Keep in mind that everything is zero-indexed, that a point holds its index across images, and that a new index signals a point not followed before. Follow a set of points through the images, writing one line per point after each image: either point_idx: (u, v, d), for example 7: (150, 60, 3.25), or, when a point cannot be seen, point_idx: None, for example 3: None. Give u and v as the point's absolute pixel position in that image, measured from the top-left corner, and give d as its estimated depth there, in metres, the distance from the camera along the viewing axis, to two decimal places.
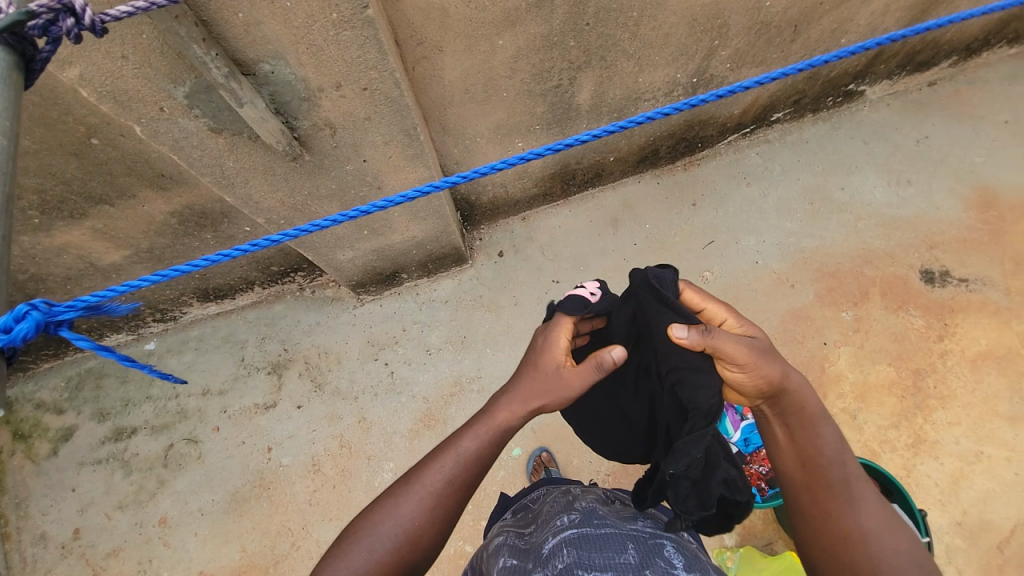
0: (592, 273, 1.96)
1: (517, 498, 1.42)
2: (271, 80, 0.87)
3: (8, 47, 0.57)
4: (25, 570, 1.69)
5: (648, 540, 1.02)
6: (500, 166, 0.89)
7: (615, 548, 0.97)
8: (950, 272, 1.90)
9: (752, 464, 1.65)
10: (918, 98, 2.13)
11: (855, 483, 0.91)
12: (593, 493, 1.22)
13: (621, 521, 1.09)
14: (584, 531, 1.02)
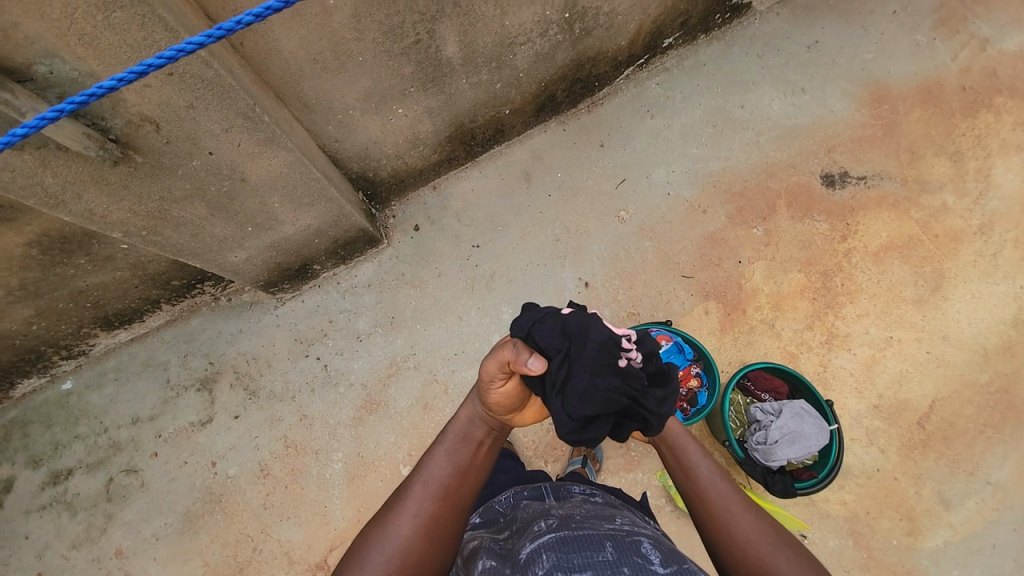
0: (510, 232, 1.94)
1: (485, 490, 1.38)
2: (55, 82, 0.81)
3: None
4: None
5: (625, 538, 0.96)
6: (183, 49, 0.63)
7: (594, 547, 0.91)
8: (849, 172, 1.96)
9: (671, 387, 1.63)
10: (807, 1, 2.13)
11: (738, 515, 1.04)
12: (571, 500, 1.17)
13: (598, 522, 1.02)
14: (562, 534, 0.95)
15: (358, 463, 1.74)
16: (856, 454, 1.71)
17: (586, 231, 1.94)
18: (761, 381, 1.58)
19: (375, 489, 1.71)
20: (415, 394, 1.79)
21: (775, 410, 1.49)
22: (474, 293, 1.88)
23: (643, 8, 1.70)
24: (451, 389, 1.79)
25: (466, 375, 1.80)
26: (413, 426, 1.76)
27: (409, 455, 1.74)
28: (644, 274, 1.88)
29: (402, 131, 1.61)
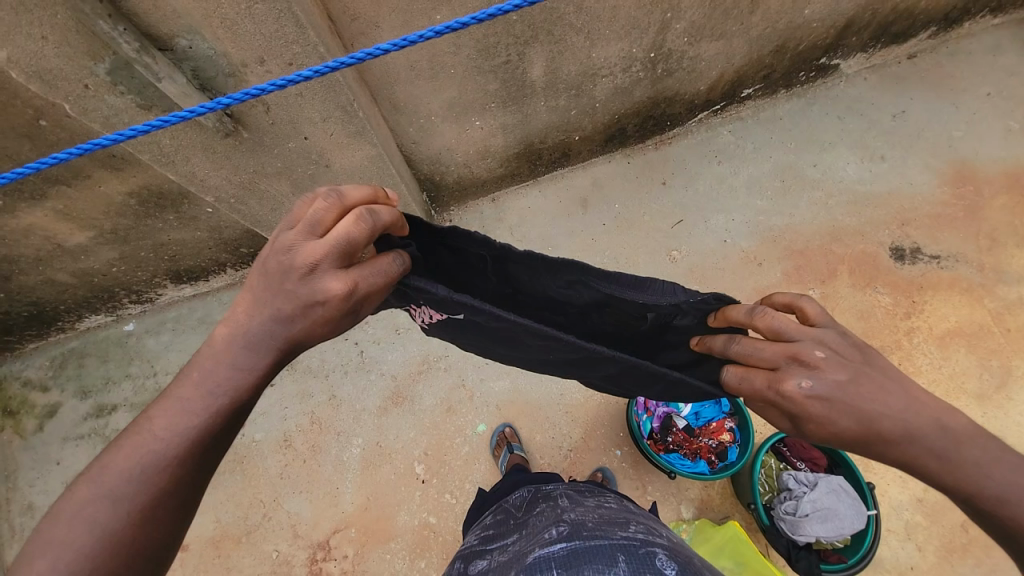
0: (559, 254, 1.96)
1: (498, 500, 1.39)
2: (191, 56, 0.90)
3: None
4: (13, 539, 1.77)
5: (638, 550, 0.93)
6: (317, 72, 0.64)
7: (604, 562, 0.88)
8: (921, 249, 1.88)
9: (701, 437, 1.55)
10: (898, 71, 2.08)
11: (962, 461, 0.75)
12: (578, 501, 1.16)
13: (610, 531, 1.00)
14: (573, 545, 0.94)
15: (375, 452, 1.77)
16: (889, 547, 1.60)
17: (635, 265, 1.93)
18: (797, 448, 1.51)
19: (386, 480, 1.74)
20: (440, 394, 1.82)
21: (811, 482, 1.41)
22: None
23: (728, 57, 1.72)
24: (476, 396, 1.81)
25: (493, 385, 1.82)
26: (433, 426, 1.78)
27: (424, 453, 1.75)
28: None
29: (475, 141, 1.68)
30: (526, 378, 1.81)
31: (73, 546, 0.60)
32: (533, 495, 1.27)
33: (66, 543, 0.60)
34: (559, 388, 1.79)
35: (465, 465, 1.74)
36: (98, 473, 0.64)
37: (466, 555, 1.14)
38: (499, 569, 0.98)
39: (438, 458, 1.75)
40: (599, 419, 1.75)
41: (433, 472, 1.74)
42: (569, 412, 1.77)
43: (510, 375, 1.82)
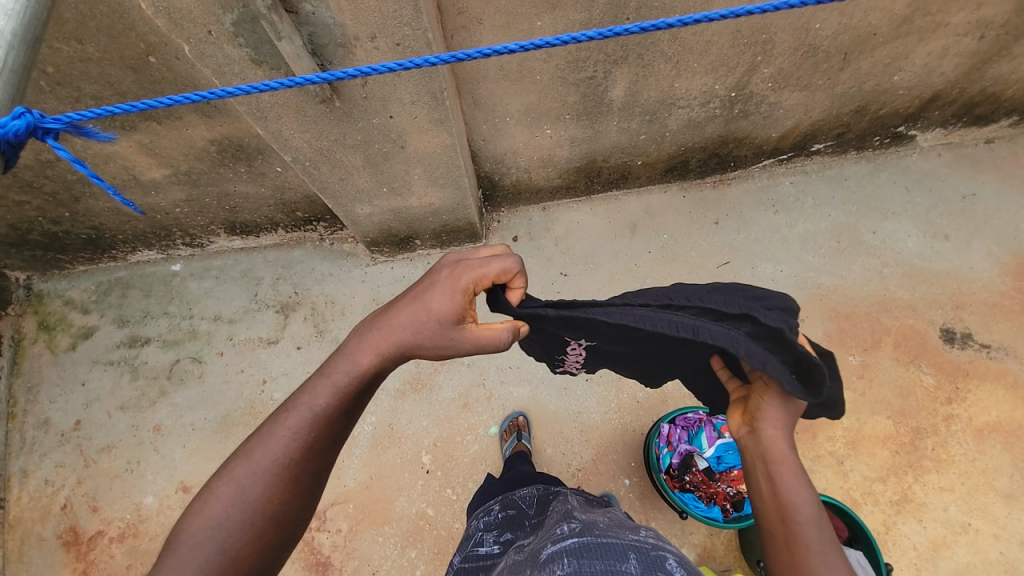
0: (600, 273, 1.96)
1: (502, 491, 1.39)
2: (311, 21, 0.92)
3: None
4: (26, 448, 1.81)
5: (649, 551, 0.91)
6: (430, 63, 0.69)
7: (615, 557, 0.87)
8: (973, 335, 1.82)
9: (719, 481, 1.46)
10: (974, 153, 2.04)
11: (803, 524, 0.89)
12: (590, 507, 1.14)
13: (621, 533, 0.98)
14: (585, 540, 0.92)
15: (386, 433, 1.78)
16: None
17: None
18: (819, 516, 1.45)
19: (392, 464, 1.74)
20: (460, 389, 1.82)
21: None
22: None
23: (807, 109, 1.71)
24: (494, 397, 1.80)
25: (512, 390, 1.80)
26: (446, 418, 1.79)
27: (433, 444, 1.75)
28: None
29: (541, 149, 1.70)
30: (547, 389, 1.80)
31: (224, 499, 0.80)
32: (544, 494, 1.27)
33: (221, 496, 0.80)
34: (578, 406, 1.77)
35: (471, 463, 1.73)
36: (253, 441, 0.84)
37: (482, 560, 1.13)
38: (513, 567, 0.96)
39: (447, 451, 1.75)
40: (613, 444, 1.72)
41: (439, 465, 1.73)
42: (584, 432, 1.75)
43: (532, 383, 1.81)
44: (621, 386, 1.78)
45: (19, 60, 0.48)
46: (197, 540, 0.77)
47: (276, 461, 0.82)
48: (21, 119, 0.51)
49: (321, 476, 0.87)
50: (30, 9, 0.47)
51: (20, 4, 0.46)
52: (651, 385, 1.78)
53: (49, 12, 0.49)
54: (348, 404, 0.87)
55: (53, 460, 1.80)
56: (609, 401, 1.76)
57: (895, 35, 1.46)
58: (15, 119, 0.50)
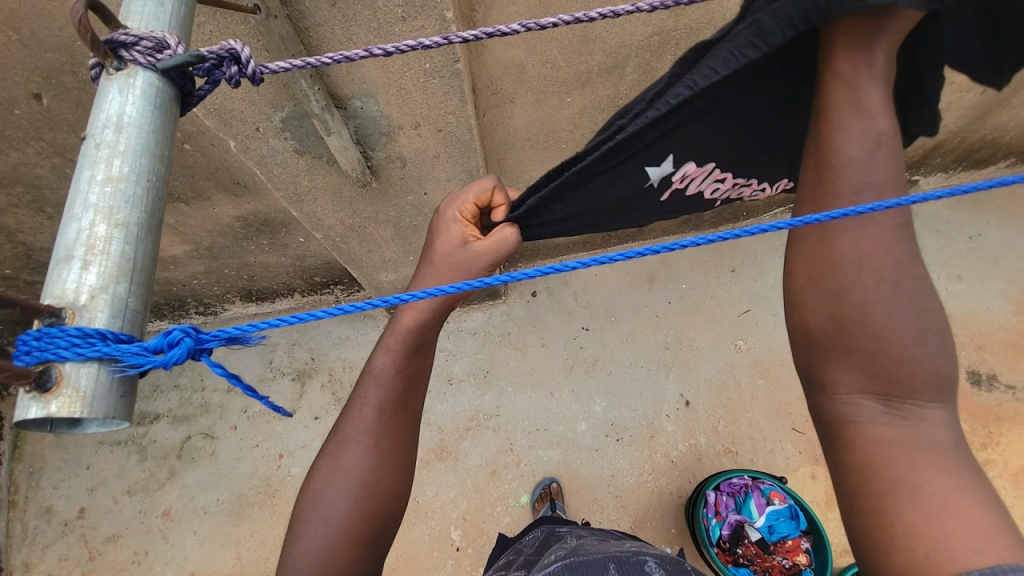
0: (622, 326, 1.93)
1: (513, 542, 1.37)
2: (359, 114, 0.94)
3: (178, 84, 0.49)
4: (25, 540, 1.69)
5: (629, 558, 0.96)
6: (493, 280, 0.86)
7: (596, 572, 0.91)
8: (999, 376, 1.81)
9: (774, 554, 1.50)
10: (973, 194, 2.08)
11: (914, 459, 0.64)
12: (580, 531, 1.18)
13: (605, 548, 1.03)
14: (568, 561, 0.96)
15: (412, 508, 1.71)
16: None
17: (699, 349, 1.89)
18: None
19: (420, 542, 1.67)
20: (487, 456, 1.76)
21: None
22: (571, 375, 1.86)
23: None
24: (523, 463, 1.74)
25: (541, 454, 1.75)
26: (475, 488, 1.72)
27: (463, 518, 1.69)
28: (750, 412, 1.79)
29: None
30: (577, 452, 1.75)
31: (328, 477, 0.84)
32: (547, 534, 1.26)
33: (326, 476, 0.84)
34: (611, 469, 1.73)
35: None
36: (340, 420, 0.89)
37: None
38: None
39: (477, 525, 1.68)
40: (649, 506, 1.67)
41: (470, 541, 1.66)
42: (619, 496, 1.69)
43: (561, 446, 1.76)
44: (653, 446, 1.75)
45: (153, 253, 0.44)
46: (313, 514, 0.82)
47: (365, 429, 0.86)
48: (179, 343, 0.44)
49: (407, 440, 0.90)
50: (156, 191, 0.45)
51: (143, 189, 0.44)
52: (683, 443, 1.75)
53: (172, 179, 0.47)
54: (410, 361, 0.88)
55: (54, 553, 1.68)
56: (641, 462, 1.73)
57: None
58: (174, 345, 0.44)
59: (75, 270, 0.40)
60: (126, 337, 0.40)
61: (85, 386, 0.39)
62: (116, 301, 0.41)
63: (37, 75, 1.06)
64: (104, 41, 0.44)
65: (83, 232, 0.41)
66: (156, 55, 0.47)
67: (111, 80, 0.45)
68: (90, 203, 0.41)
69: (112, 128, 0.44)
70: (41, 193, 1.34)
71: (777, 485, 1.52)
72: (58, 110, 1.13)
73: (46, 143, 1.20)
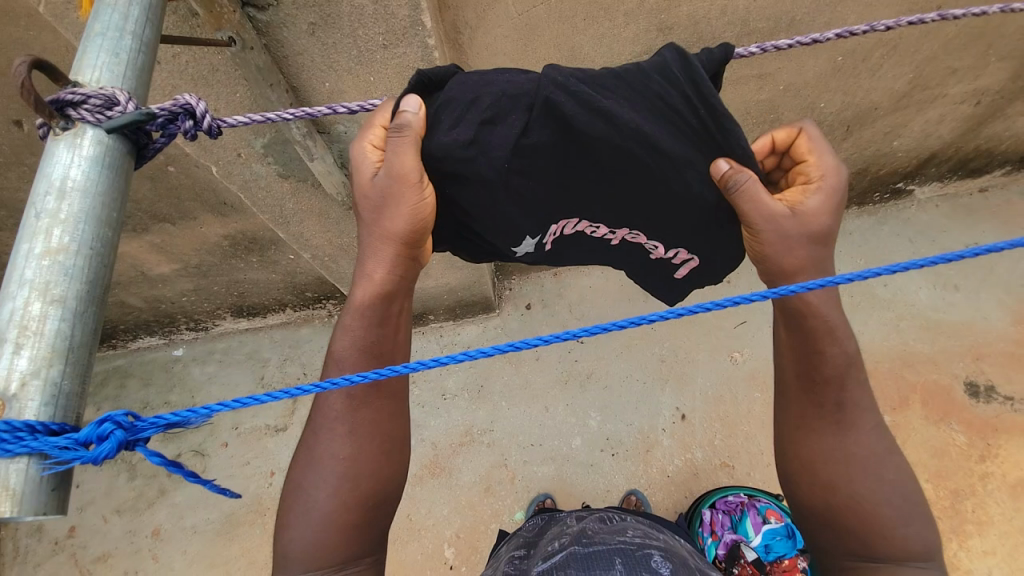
0: (617, 338, 1.90)
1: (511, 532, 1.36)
2: (342, 138, 0.95)
3: (131, 139, 0.53)
4: (13, 561, 1.67)
5: (634, 552, 0.91)
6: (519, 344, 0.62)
7: (602, 564, 0.86)
8: (997, 387, 1.80)
9: None
10: (968, 203, 2.04)
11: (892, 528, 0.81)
12: (586, 518, 1.14)
13: (610, 536, 0.99)
14: (573, 550, 0.93)
15: (404, 526, 1.69)
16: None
17: (695, 362, 1.87)
18: None
19: (413, 561, 1.65)
20: (480, 472, 1.74)
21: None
22: (566, 389, 1.84)
23: None
24: (518, 479, 1.73)
25: (536, 470, 1.74)
26: (469, 505, 1.70)
27: (456, 536, 1.67)
28: (747, 426, 1.77)
29: None
30: (572, 467, 1.74)
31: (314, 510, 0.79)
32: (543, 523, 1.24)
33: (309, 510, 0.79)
34: (606, 484, 1.71)
35: None
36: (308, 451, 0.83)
37: None
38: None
39: (471, 543, 1.66)
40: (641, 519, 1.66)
41: (464, 559, 1.64)
42: None
43: (556, 461, 1.75)
44: (649, 460, 1.74)
45: (89, 327, 0.47)
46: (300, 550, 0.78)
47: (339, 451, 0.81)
48: (109, 436, 0.47)
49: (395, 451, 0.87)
50: (96, 260, 0.48)
51: (81, 259, 0.47)
52: (679, 457, 1.74)
53: (114, 241, 0.50)
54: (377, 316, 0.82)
55: (42, 574, 1.65)
56: (637, 477, 1.72)
57: (894, 107, 1.55)
58: (104, 439, 0.46)
59: (3, 356, 0.42)
60: (55, 429, 0.43)
61: (13, 485, 0.41)
62: (48, 387, 0.44)
63: (18, 102, 1.05)
64: (48, 101, 0.47)
65: (17, 311, 0.44)
66: (104, 114, 0.50)
67: (58, 140, 0.49)
68: (25, 279, 0.44)
69: (54, 194, 0.47)
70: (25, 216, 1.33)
71: (774, 503, 1.51)
72: (39, 134, 1.12)
73: (26, 167, 1.18)
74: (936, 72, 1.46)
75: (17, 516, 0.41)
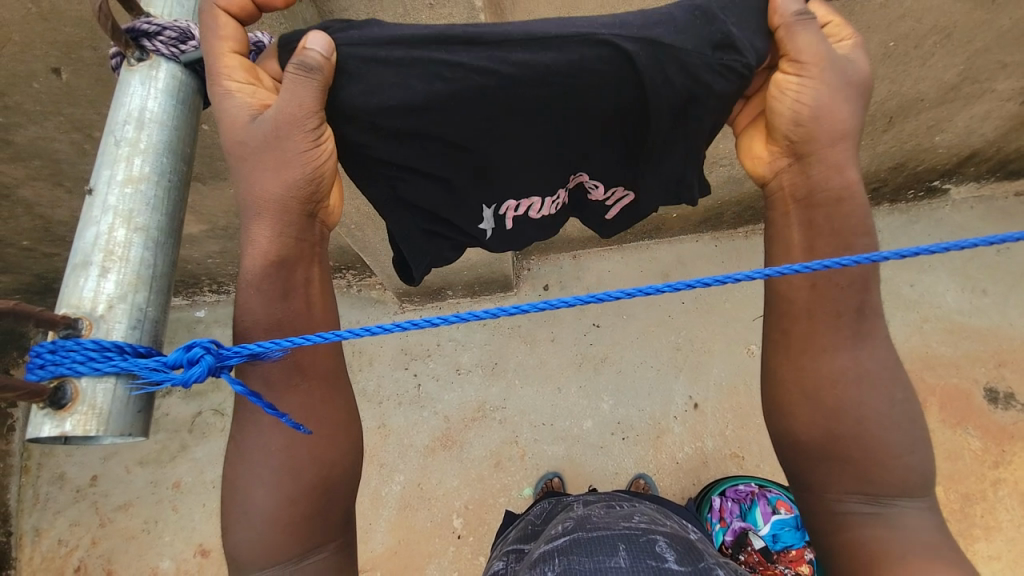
0: (634, 323, 1.89)
1: (518, 516, 1.36)
2: None
3: (202, 78, 0.64)
4: (37, 505, 1.74)
5: (639, 537, 0.91)
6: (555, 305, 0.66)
7: (604, 549, 0.86)
8: (1018, 395, 1.77)
9: (776, 563, 1.50)
10: (1004, 206, 1.98)
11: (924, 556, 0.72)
12: (595, 502, 1.13)
13: (614, 522, 0.98)
14: (576, 536, 0.93)
15: (414, 494, 1.73)
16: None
17: (712, 352, 1.85)
18: None
19: (422, 528, 1.70)
20: (491, 447, 1.77)
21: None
22: (579, 371, 1.84)
23: None
24: (527, 456, 1.75)
25: (546, 449, 1.76)
26: (478, 479, 1.74)
27: (464, 507, 1.71)
28: (758, 419, 1.77)
29: None
30: (581, 448, 1.76)
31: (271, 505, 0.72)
32: (554, 508, 1.23)
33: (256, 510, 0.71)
34: (615, 466, 1.73)
35: None
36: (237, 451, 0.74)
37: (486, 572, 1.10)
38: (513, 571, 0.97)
39: (478, 515, 1.70)
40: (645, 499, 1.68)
41: (471, 529, 1.68)
42: None
43: (566, 441, 1.76)
44: (659, 446, 1.75)
45: (168, 257, 0.54)
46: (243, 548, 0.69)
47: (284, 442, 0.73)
48: (199, 360, 0.51)
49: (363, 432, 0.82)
50: (171, 190, 0.56)
51: (156, 189, 0.54)
52: (689, 445, 1.75)
53: (184, 175, 0.58)
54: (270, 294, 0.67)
55: (67, 518, 1.73)
56: (645, 462, 1.73)
57: (941, 100, 1.49)
58: (194, 363, 0.51)
59: (95, 279, 0.49)
60: (143, 352, 0.50)
61: (99, 403, 0.47)
62: (134, 312, 0.50)
63: (57, 50, 1.05)
64: (125, 30, 0.55)
65: (103, 236, 0.51)
66: (178, 48, 0.60)
67: (133, 69, 0.57)
68: (111, 206, 0.52)
69: (133, 124, 0.55)
70: (59, 167, 1.35)
71: (784, 494, 1.53)
72: (77, 85, 1.12)
73: (63, 117, 1.20)
74: (987, 65, 1.40)
75: (104, 434, 0.47)
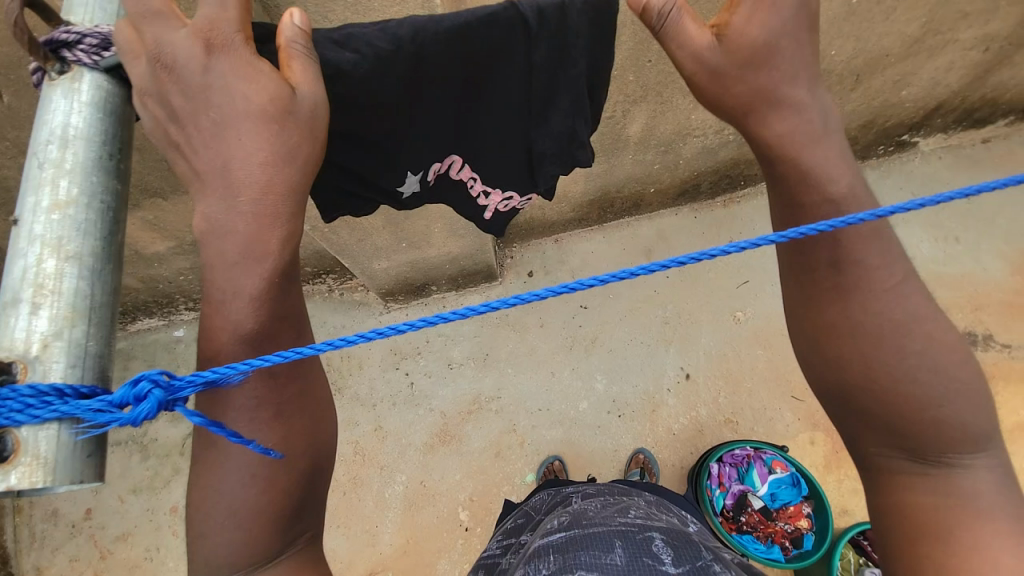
0: (621, 301, 1.90)
1: (517, 505, 1.36)
2: None
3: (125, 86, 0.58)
4: (32, 545, 1.70)
5: (636, 534, 0.89)
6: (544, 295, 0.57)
7: (601, 547, 0.85)
8: (994, 336, 1.83)
9: (776, 520, 1.55)
10: (971, 154, 2.02)
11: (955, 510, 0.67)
12: (592, 496, 1.12)
13: (610, 517, 0.96)
14: (572, 533, 0.91)
15: (419, 492, 1.73)
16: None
17: (700, 322, 1.87)
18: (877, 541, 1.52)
19: (428, 525, 1.70)
20: (490, 438, 1.77)
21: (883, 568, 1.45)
22: (571, 354, 1.85)
23: None
24: (527, 443, 1.76)
25: (544, 434, 1.77)
26: (480, 471, 1.74)
27: (470, 499, 1.71)
28: (749, 383, 1.80)
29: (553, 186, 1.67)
30: (579, 430, 1.77)
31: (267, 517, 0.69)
32: (553, 498, 1.21)
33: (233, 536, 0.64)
34: (614, 444, 1.75)
35: None
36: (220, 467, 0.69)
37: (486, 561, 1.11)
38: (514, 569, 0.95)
39: (484, 506, 1.70)
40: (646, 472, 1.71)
41: (478, 521, 1.69)
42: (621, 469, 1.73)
43: (564, 424, 1.77)
44: (655, 420, 1.77)
45: (107, 287, 0.51)
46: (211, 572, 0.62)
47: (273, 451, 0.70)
48: (148, 396, 0.49)
49: None
50: (105, 211, 0.52)
51: (87, 213, 0.50)
52: (685, 415, 1.77)
53: (121, 194, 0.54)
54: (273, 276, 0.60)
55: (65, 554, 1.69)
56: (643, 436, 1.75)
57: (905, 54, 1.50)
58: (141, 401, 0.48)
59: (24, 317, 0.46)
60: (85, 392, 0.47)
61: (45, 453, 0.44)
62: (73, 349, 0.47)
63: None
64: (42, 41, 0.51)
65: (31, 269, 0.47)
66: (98, 57, 0.55)
67: (53, 84, 0.53)
68: (37, 235, 0.48)
69: (56, 143, 0.51)
70: (10, 195, 1.28)
71: (779, 454, 1.55)
72: (17, 107, 1.06)
73: (7, 142, 1.13)
74: (948, 16, 1.41)
75: (54, 484, 0.44)
